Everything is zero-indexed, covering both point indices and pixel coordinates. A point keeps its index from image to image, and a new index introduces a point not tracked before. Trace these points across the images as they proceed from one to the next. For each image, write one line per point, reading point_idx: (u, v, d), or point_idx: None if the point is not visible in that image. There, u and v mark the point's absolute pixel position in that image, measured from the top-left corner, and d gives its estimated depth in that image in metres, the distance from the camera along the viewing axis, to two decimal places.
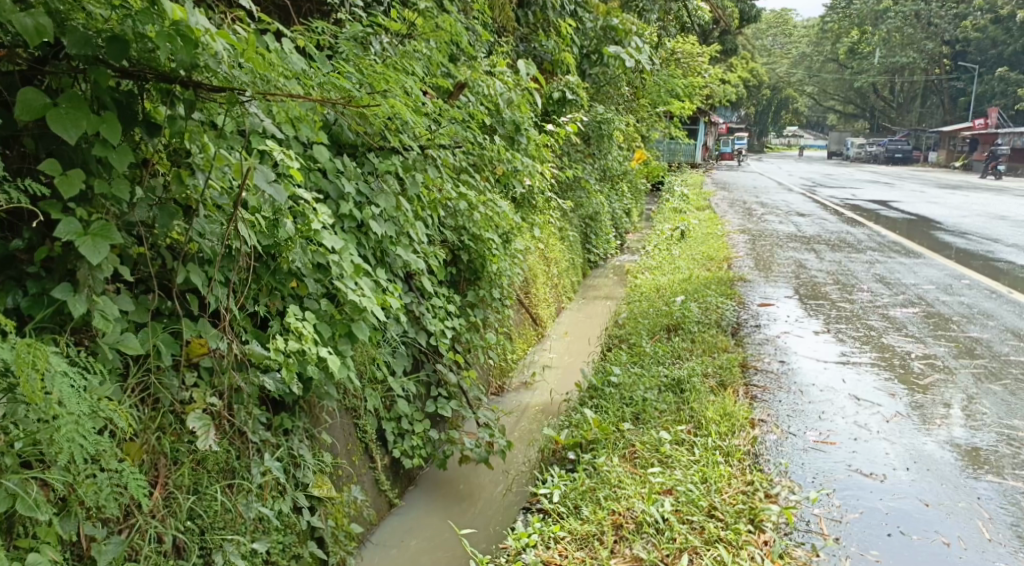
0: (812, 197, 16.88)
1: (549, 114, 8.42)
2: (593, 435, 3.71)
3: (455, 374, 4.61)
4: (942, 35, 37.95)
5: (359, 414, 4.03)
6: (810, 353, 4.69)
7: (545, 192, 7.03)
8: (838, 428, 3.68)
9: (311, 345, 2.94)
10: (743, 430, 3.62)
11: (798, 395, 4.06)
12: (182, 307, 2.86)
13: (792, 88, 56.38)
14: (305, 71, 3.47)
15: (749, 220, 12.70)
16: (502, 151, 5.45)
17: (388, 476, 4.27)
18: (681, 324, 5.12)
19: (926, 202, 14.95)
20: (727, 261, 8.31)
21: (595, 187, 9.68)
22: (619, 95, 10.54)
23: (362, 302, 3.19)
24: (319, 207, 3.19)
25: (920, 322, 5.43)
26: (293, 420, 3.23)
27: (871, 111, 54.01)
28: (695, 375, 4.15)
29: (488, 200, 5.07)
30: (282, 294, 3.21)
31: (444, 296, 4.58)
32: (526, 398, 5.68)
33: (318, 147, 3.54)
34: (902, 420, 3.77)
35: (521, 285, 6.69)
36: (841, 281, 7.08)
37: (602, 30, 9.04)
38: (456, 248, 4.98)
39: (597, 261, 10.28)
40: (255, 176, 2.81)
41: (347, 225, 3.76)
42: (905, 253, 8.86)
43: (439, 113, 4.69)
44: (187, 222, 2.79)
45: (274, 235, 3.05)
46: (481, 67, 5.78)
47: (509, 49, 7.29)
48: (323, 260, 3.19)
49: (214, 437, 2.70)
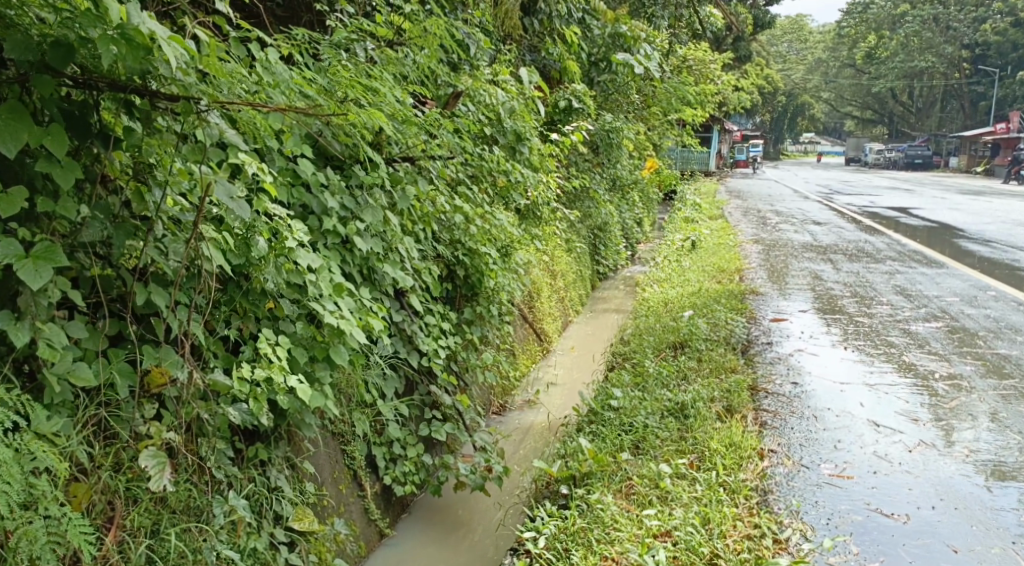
0: (828, 204, 16.58)
1: (555, 124, 8.19)
2: (588, 468, 3.46)
3: (449, 396, 4.39)
4: (962, 38, 37.13)
5: (347, 440, 3.81)
6: (824, 374, 4.44)
7: (550, 203, 6.81)
8: (855, 459, 3.43)
9: (280, 373, 2.73)
10: (751, 462, 3.38)
11: (812, 421, 3.81)
12: (145, 332, 2.62)
13: (807, 95, 55.98)
14: (280, 81, 3.26)
15: (763, 229, 12.45)
16: (502, 161, 5.23)
17: (378, 505, 4.05)
18: (688, 342, 4.89)
19: (948, 209, 14.63)
20: (739, 273, 8.06)
21: (604, 197, 9.47)
22: (629, 102, 10.32)
23: (341, 325, 2.97)
24: (295, 224, 2.98)
25: (944, 337, 5.17)
26: (268, 451, 3.01)
27: (888, 117, 53.55)
28: (700, 400, 3.91)
29: (485, 213, 4.85)
30: (256, 316, 2.99)
31: (438, 315, 4.35)
32: (528, 419, 5.44)
33: (298, 160, 3.34)
34: (925, 450, 3.51)
35: (523, 300, 6.47)
36: (860, 293, 6.82)
37: (611, 37, 8.85)
38: (452, 263, 4.76)
39: (607, 272, 10.06)
40: (215, 190, 2.55)
41: (330, 243, 3.55)
42: (927, 262, 8.58)
43: (432, 124, 4.48)
44: (147, 240, 2.53)
45: (244, 254, 2.84)
46: (480, 75, 5.57)
47: (512, 57, 7.10)
48: (299, 280, 2.98)
49: (169, 476, 2.45)
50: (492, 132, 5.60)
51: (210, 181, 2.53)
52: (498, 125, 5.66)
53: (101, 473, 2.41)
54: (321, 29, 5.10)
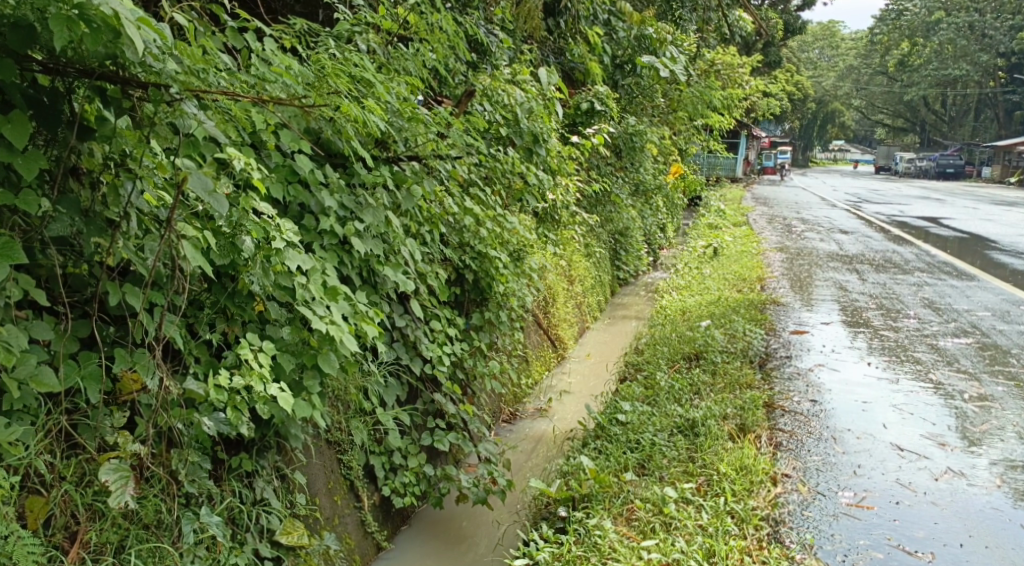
0: (857, 213, 16.22)
1: (576, 126, 8.05)
2: (588, 488, 3.29)
3: (453, 405, 4.22)
4: (997, 47, 36.78)
5: (343, 449, 3.64)
6: (845, 391, 4.23)
7: (568, 207, 6.62)
8: (876, 488, 3.22)
9: (261, 381, 2.55)
10: (763, 489, 3.19)
11: (831, 443, 3.60)
12: (120, 335, 2.46)
13: (837, 102, 55.34)
14: (275, 73, 3.10)
15: (789, 237, 12.18)
16: (516, 163, 5.05)
17: (376, 517, 3.88)
18: (703, 354, 4.70)
19: (982, 220, 14.28)
20: (761, 281, 7.84)
21: (625, 201, 9.27)
22: (654, 106, 10.10)
23: (331, 331, 2.80)
24: (285, 224, 2.82)
25: (975, 354, 4.93)
26: (253, 462, 2.85)
27: (920, 126, 52.78)
28: (712, 417, 3.73)
29: (497, 217, 4.67)
30: (243, 319, 2.83)
31: (444, 321, 4.18)
32: (538, 428, 5.25)
33: (295, 156, 3.17)
34: (952, 479, 3.29)
35: (537, 306, 6.28)
36: (886, 305, 6.58)
37: (636, 39, 8.63)
38: (460, 267, 4.58)
39: (627, 277, 9.84)
40: (190, 182, 2.39)
41: (327, 244, 3.39)
42: (957, 275, 8.30)
43: (442, 124, 4.31)
44: (120, 238, 2.37)
45: (231, 255, 2.68)
46: (498, 75, 5.39)
47: (533, 58, 6.91)
48: (289, 283, 2.82)
49: (133, 491, 2.31)
50: (509, 134, 5.33)
51: (183, 173, 2.37)
52: (514, 127, 5.35)
53: (63, 485, 2.27)
54: (334, 25, 5.00)
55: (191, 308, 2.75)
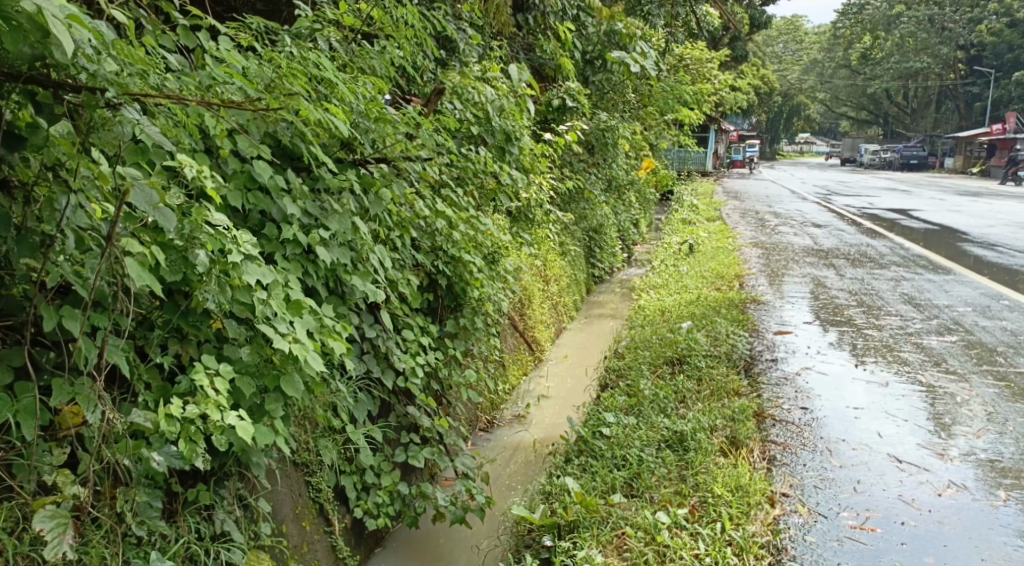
0: (828, 206, 16.19)
1: (548, 123, 7.88)
2: (575, 514, 3.12)
3: (428, 419, 4.03)
4: (956, 40, 37.22)
5: (312, 471, 3.45)
6: (835, 396, 4.12)
7: (542, 206, 6.46)
8: (878, 506, 3.09)
9: (217, 409, 2.34)
10: (760, 511, 3.05)
11: (827, 456, 3.48)
12: (60, 362, 2.24)
13: (804, 95, 55.73)
14: (229, 74, 2.89)
15: (763, 231, 12.12)
16: (489, 162, 4.86)
17: (348, 540, 3.70)
18: (686, 358, 4.57)
19: (951, 210, 14.32)
20: (739, 279, 7.73)
21: (599, 198, 9.12)
22: (625, 101, 9.95)
23: (295, 350, 2.60)
24: (243, 235, 2.60)
25: (961, 353, 4.83)
26: (212, 493, 2.66)
27: (884, 117, 53.32)
28: (700, 430, 3.62)
29: (471, 219, 4.47)
30: (198, 339, 2.62)
31: (417, 331, 3.99)
32: (516, 437, 5.08)
33: (254, 161, 2.96)
34: (956, 494, 3.16)
35: (514, 308, 6.11)
36: (866, 302, 6.50)
37: (606, 34, 8.45)
38: (433, 273, 4.38)
39: (603, 275, 9.69)
40: (133, 195, 2.17)
41: (289, 254, 3.18)
42: (932, 268, 8.24)
43: (410, 124, 4.11)
44: (57, 257, 2.15)
45: (183, 271, 2.47)
46: (468, 71, 5.20)
47: (503, 54, 6.71)
48: (247, 298, 2.61)
49: (72, 538, 2.12)
50: (480, 132, 5.13)
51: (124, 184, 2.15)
52: (486, 124, 5.16)
53: None
54: (292, 21, 4.76)
55: (141, 329, 2.53)
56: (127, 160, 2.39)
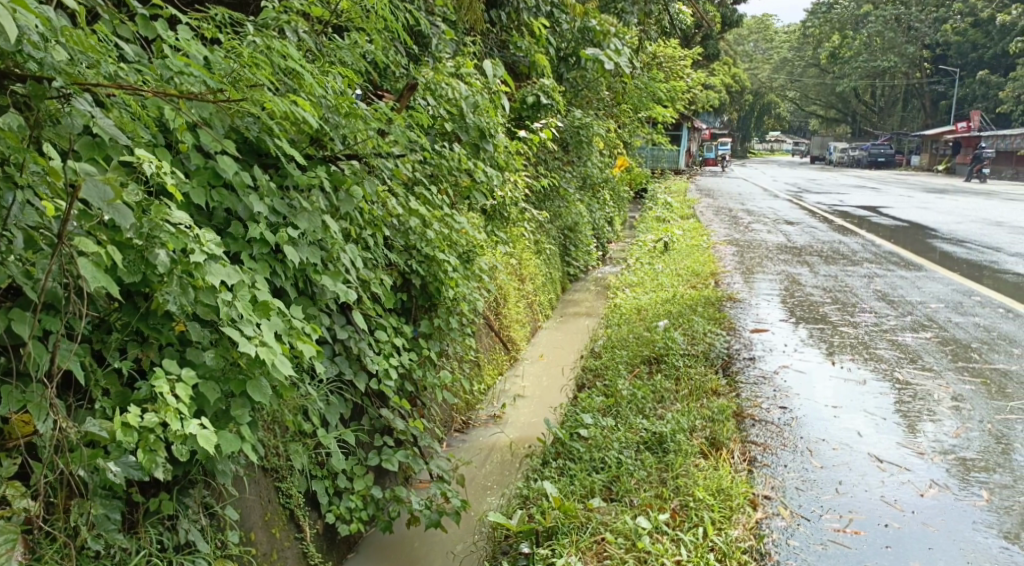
0: (800, 203, 16.26)
1: (523, 120, 7.80)
2: (554, 520, 3.04)
3: (402, 421, 3.94)
4: (922, 39, 37.68)
5: (282, 476, 3.37)
6: (813, 395, 4.09)
7: (517, 204, 6.38)
8: (862, 509, 3.05)
9: (177, 418, 2.24)
10: (742, 515, 3.00)
11: (808, 456, 3.44)
12: (10, 368, 2.14)
13: (775, 93, 56.14)
14: (192, 68, 2.80)
15: (736, 229, 12.13)
16: (463, 159, 4.77)
17: (320, 547, 3.61)
18: (663, 357, 4.53)
19: (919, 207, 14.45)
20: (714, 277, 7.70)
21: (574, 197, 9.06)
22: (599, 99, 9.90)
23: (261, 353, 2.51)
24: (206, 234, 2.52)
25: (937, 349, 4.82)
26: (175, 502, 2.60)
27: (853, 116, 53.90)
28: (680, 431, 3.58)
29: (445, 217, 4.38)
30: (160, 343, 2.52)
31: (390, 332, 3.89)
32: (492, 437, 4.99)
33: (218, 157, 2.86)
34: (939, 494, 3.14)
35: (489, 307, 6.02)
36: (840, 299, 6.49)
37: (580, 32, 8.37)
38: (406, 273, 4.29)
39: (578, 273, 9.64)
40: (86, 190, 2.09)
41: (256, 253, 3.08)
42: (904, 265, 8.27)
43: (382, 120, 4.02)
44: (4, 257, 2.06)
45: (142, 271, 2.38)
46: (441, 67, 5.11)
47: (476, 51, 6.62)
48: (211, 300, 2.51)
49: (20, 555, 2.02)
50: (454, 129, 5.05)
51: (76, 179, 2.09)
52: (460, 121, 5.07)
53: None
54: (251, 13, 4.63)
55: (98, 332, 2.44)
56: (83, 156, 2.32)
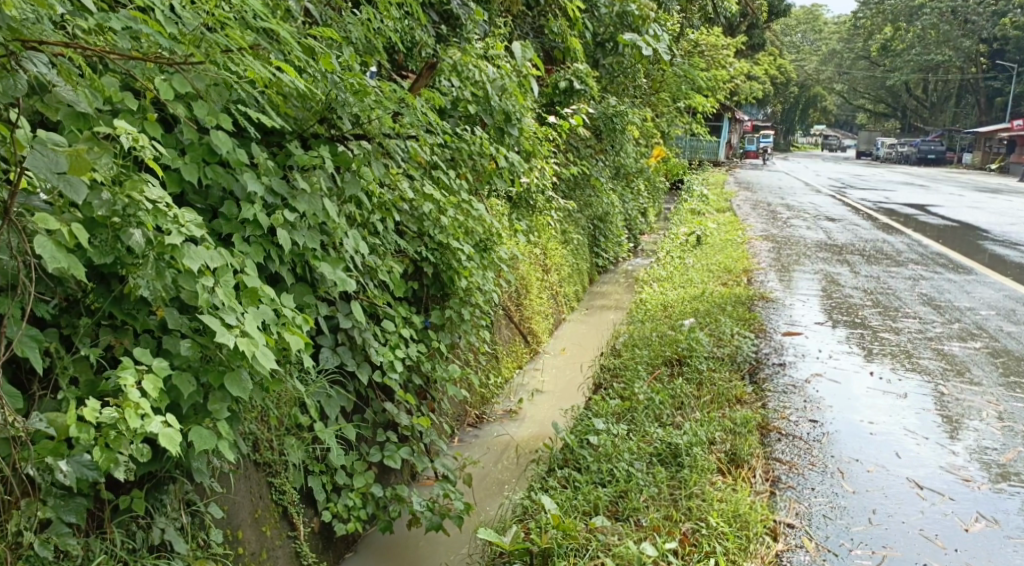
0: (841, 200, 15.78)
1: (554, 105, 7.52)
2: (554, 540, 2.83)
3: (407, 416, 3.73)
4: (978, 33, 36.49)
5: (275, 471, 3.18)
6: (847, 408, 3.82)
7: (544, 192, 6.13)
8: (897, 542, 2.80)
9: (136, 417, 2.08)
10: (761, 546, 2.78)
11: (837, 478, 3.20)
12: None
13: (820, 86, 55.03)
14: (185, 35, 2.62)
15: (774, 224, 11.77)
16: (486, 143, 4.54)
17: (315, 545, 3.42)
18: (686, 359, 4.29)
19: (969, 208, 13.93)
20: (747, 274, 7.41)
21: (605, 185, 8.79)
22: (635, 86, 9.59)
23: (241, 346, 2.29)
24: (187, 214, 2.32)
25: (985, 361, 4.50)
26: (147, 500, 2.43)
27: (901, 112, 52.65)
28: (698, 444, 3.34)
29: (462, 203, 4.15)
30: (134, 329, 2.34)
31: (398, 323, 3.67)
32: (506, 433, 4.77)
33: (213, 131, 2.65)
34: (986, 530, 2.88)
35: (509, 298, 5.80)
36: (882, 302, 6.17)
37: (619, 16, 8.01)
38: (417, 260, 4.07)
39: (607, 264, 9.36)
40: (30, 159, 1.97)
41: (251, 235, 2.87)
42: (952, 267, 7.89)
43: (398, 99, 3.79)
44: None
45: (114, 251, 2.21)
46: (469, 47, 4.87)
47: (507, 31, 6.35)
48: (190, 285, 2.30)
49: None
50: (478, 112, 4.81)
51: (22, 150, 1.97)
52: (485, 104, 4.82)
53: None
54: None
55: (67, 316, 2.27)
56: (68, 128, 2.20)
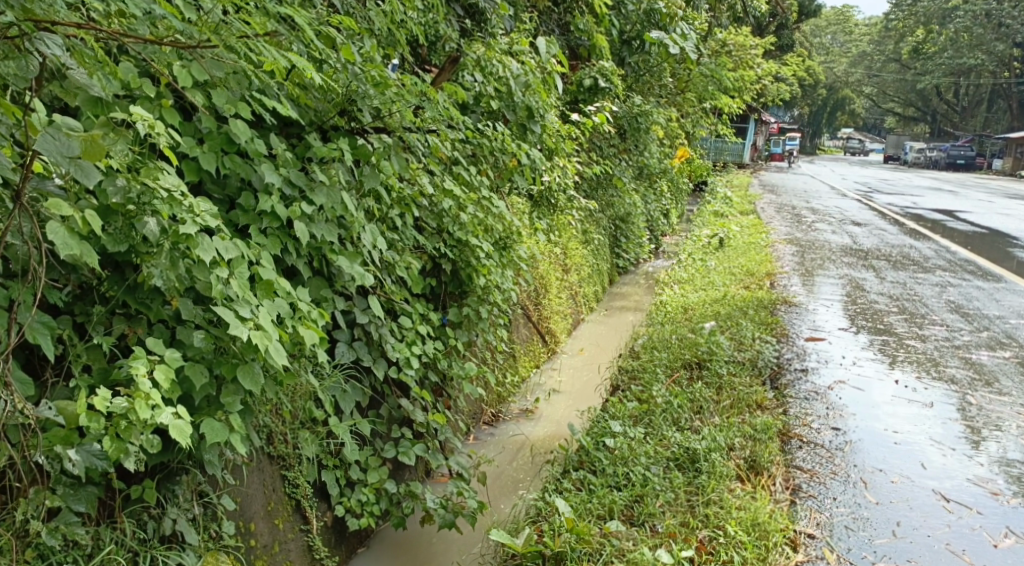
0: (868, 204, 15.59)
1: (578, 104, 7.45)
2: (567, 543, 2.79)
3: (423, 413, 3.69)
4: (1013, 37, 35.93)
5: (288, 464, 3.15)
6: (870, 416, 3.75)
7: (566, 190, 6.07)
8: (920, 556, 2.73)
9: (146, 408, 2.05)
10: (780, 556, 2.71)
11: (860, 488, 3.13)
12: None
13: (848, 90, 54.46)
14: (205, 23, 2.59)
15: (798, 227, 11.62)
16: (508, 140, 4.48)
17: (327, 540, 3.40)
18: (706, 363, 4.23)
19: (999, 215, 13.70)
20: (770, 277, 7.31)
21: (628, 185, 8.71)
22: (660, 85, 9.49)
23: (254, 339, 2.26)
24: (202, 203, 2.29)
25: (1015, 372, 4.40)
26: (159, 490, 2.41)
27: (930, 117, 52.01)
28: (716, 450, 3.29)
29: (482, 199, 4.11)
30: (148, 318, 2.31)
31: (415, 319, 3.63)
32: (522, 433, 4.73)
33: (231, 120, 2.62)
34: (1015, 546, 2.80)
35: (527, 297, 5.76)
36: (908, 309, 6.06)
37: (646, 14, 7.94)
38: (436, 257, 4.04)
39: (627, 265, 9.29)
40: (40, 142, 1.92)
41: (268, 227, 2.83)
42: (981, 274, 7.74)
43: (419, 93, 3.75)
44: None
45: (128, 240, 2.18)
46: (493, 43, 4.82)
47: (533, 28, 6.29)
48: (204, 276, 2.27)
49: None
50: (501, 108, 4.75)
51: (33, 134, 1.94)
52: (508, 100, 4.77)
53: None
54: None
55: (81, 304, 2.26)
56: (85, 113, 2.21)
